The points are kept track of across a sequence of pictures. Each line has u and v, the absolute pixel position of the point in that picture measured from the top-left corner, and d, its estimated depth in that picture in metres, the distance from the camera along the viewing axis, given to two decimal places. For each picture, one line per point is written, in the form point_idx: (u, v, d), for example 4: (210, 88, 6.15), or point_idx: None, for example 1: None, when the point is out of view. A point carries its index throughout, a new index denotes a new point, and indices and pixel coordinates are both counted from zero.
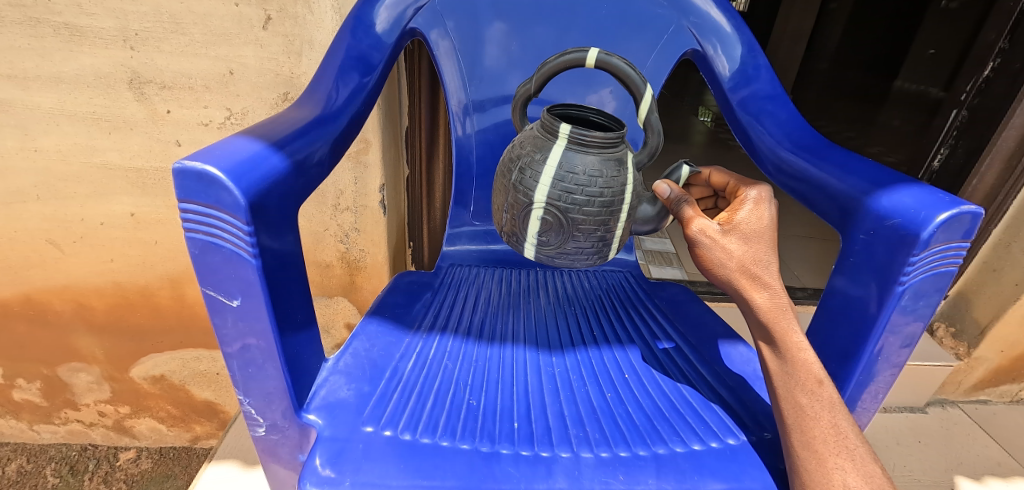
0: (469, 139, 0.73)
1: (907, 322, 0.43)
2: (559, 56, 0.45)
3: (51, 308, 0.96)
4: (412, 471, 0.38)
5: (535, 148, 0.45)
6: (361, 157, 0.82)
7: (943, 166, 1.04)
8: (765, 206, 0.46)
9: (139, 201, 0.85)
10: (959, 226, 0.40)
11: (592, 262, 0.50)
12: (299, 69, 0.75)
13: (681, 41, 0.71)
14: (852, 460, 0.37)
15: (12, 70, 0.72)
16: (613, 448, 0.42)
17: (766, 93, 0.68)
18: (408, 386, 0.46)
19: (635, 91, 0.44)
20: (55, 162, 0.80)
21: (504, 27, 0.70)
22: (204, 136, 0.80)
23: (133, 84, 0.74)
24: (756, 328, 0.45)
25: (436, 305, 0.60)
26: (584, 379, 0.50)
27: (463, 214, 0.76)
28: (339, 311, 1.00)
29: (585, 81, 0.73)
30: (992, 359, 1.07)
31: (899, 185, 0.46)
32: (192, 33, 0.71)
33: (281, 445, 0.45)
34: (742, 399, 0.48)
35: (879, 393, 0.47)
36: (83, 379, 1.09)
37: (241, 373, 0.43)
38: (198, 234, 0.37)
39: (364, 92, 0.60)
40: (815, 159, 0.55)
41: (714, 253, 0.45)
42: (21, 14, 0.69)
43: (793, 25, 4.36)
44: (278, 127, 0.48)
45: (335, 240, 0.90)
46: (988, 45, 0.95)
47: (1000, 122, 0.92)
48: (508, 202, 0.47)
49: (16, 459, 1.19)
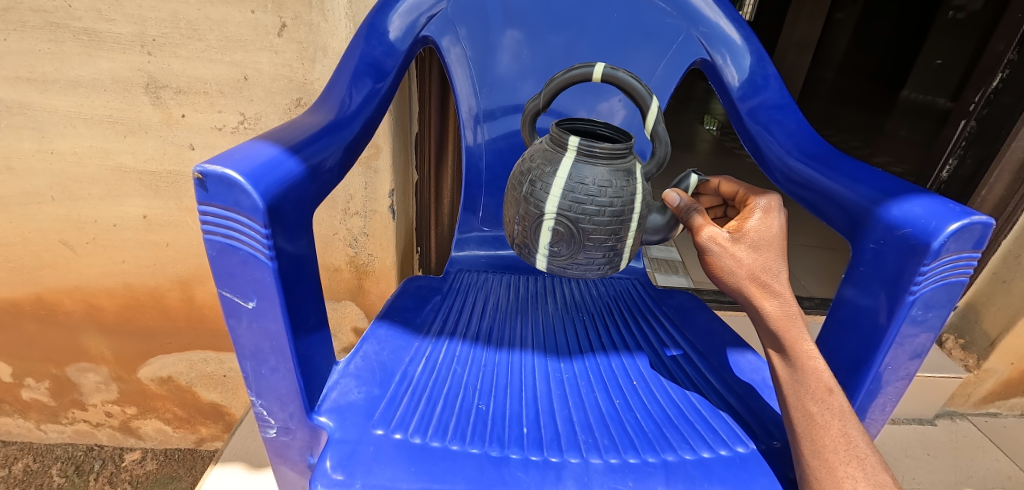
0: (479, 147, 0.74)
1: (917, 333, 0.43)
2: (566, 72, 0.45)
3: (62, 308, 0.97)
4: (422, 474, 0.38)
5: (545, 161, 0.45)
6: (371, 162, 0.82)
7: (952, 176, 1.03)
8: (775, 215, 0.47)
9: (152, 203, 0.86)
10: (971, 236, 0.40)
11: (603, 272, 0.50)
12: (313, 75, 0.76)
13: (690, 50, 0.72)
14: (863, 469, 0.37)
15: (32, 74, 0.74)
16: (622, 455, 0.42)
17: (775, 102, 0.68)
18: (418, 388, 0.47)
19: (642, 104, 0.44)
20: (70, 163, 0.81)
21: (517, 35, 0.71)
22: (218, 140, 0.81)
23: (150, 89, 0.76)
24: (766, 336, 0.45)
25: (445, 310, 0.60)
26: (592, 385, 0.51)
27: (472, 219, 0.77)
28: (346, 315, 1.00)
29: (594, 90, 0.74)
30: (1003, 371, 1.05)
31: (909, 195, 0.46)
32: (208, 39, 0.72)
33: (290, 447, 0.45)
34: (751, 407, 0.48)
35: (887, 406, 0.47)
36: (91, 380, 1.10)
37: (254, 374, 0.43)
38: (217, 236, 0.37)
39: (376, 98, 0.61)
40: (824, 169, 0.55)
41: (724, 261, 0.45)
42: (41, 19, 0.70)
43: (799, 33, 4.34)
44: (292, 133, 0.48)
45: (344, 244, 0.91)
46: (996, 56, 0.93)
47: (1009, 134, 0.92)
48: (519, 213, 0.47)
49: (22, 458, 1.20)
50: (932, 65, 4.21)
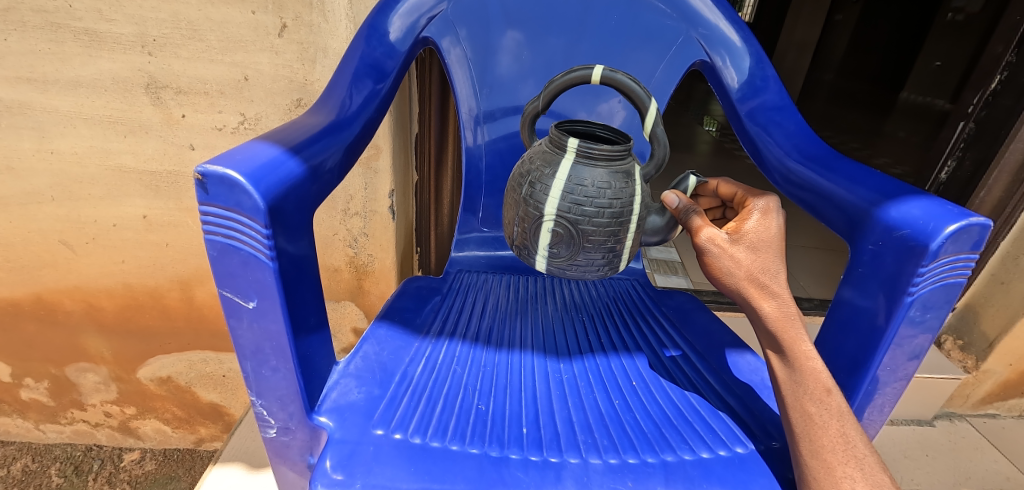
0: (479, 148, 0.74)
1: (915, 335, 0.43)
2: (565, 74, 0.45)
3: (62, 308, 0.97)
4: (422, 474, 0.38)
5: (545, 163, 0.46)
6: (371, 163, 0.83)
7: (951, 177, 1.03)
8: (773, 216, 0.47)
9: (152, 203, 0.86)
10: (968, 238, 0.40)
11: (602, 273, 0.50)
12: (313, 76, 0.76)
13: (690, 51, 0.72)
14: (861, 469, 0.37)
15: (33, 74, 0.74)
16: (622, 455, 0.42)
17: (774, 104, 0.68)
18: (418, 389, 0.47)
19: (640, 106, 0.44)
20: (70, 164, 0.81)
21: (517, 36, 0.71)
22: (218, 141, 0.81)
23: (150, 89, 0.76)
24: (765, 337, 0.45)
25: (444, 310, 0.60)
26: (591, 385, 0.51)
27: (472, 220, 0.77)
28: (346, 315, 1.00)
29: (594, 92, 0.74)
30: (1001, 373, 1.06)
31: (907, 196, 0.46)
32: (209, 39, 0.73)
33: (290, 447, 0.46)
34: (750, 408, 0.48)
35: (886, 406, 0.47)
36: (90, 379, 1.10)
37: (254, 374, 0.43)
38: (217, 236, 0.38)
39: (377, 99, 0.61)
40: (823, 170, 0.56)
41: (723, 262, 0.45)
42: (42, 19, 0.71)
43: (799, 35, 4.34)
44: (292, 133, 0.48)
45: (344, 244, 0.91)
46: (994, 58, 0.94)
47: (1007, 136, 0.92)
48: (519, 215, 0.48)
49: (21, 458, 1.20)
50: (931, 66, 4.21)
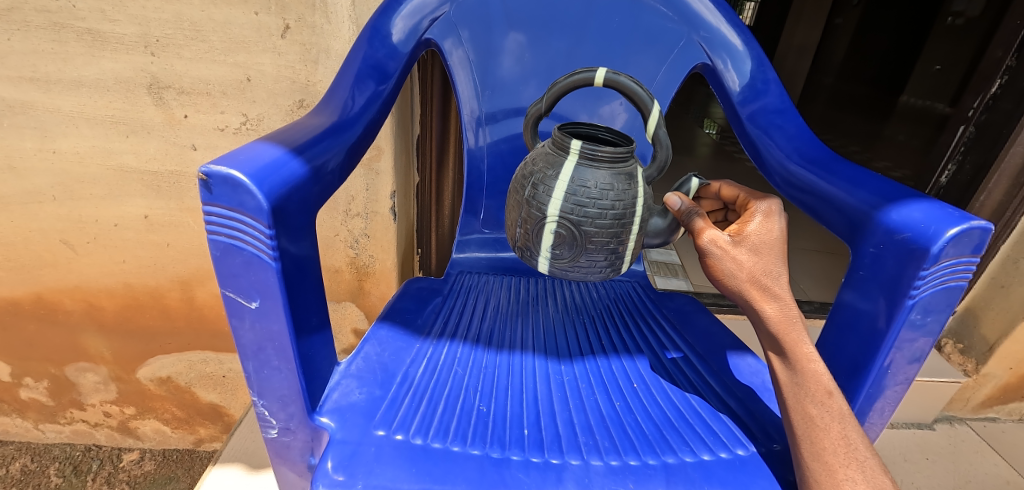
0: (481, 150, 0.74)
1: (916, 338, 0.43)
2: (569, 76, 0.46)
3: (62, 307, 0.97)
4: (423, 475, 0.38)
5: (547, 165, 0.46)
6: (373, 164, 0.83)
7: (951, 181, 1.03)
8: (775, 219, 0.47)
9: (153, 203, 0.86)
10: (968, 242, 0.40)
11: (605, 275, 0.50)
12: (315, 77, 0.76)
13: (691, 54, 0.72)
14: (863, 471, 0.37)
15: (35, 73, 0.74)
16: (622, 457, 0.42)
17: (775, 107, 0.68)
18: (419, 390, 0.47)
19: (644, 108, 0.44)
20: (72, 163, 0.81)
21: (520, 38, 0.71)
22: (220, 141, 0.81)
23: (152, 89, 0.76)
24: (766, 339, 0.45)
25: (445, 311, 0.60)
26: (592, 387, 0.51)
27: (473, 222, 0.77)
28: (347, 316, 1.00)
29: (596, 94, 0.74)
30: (1001, 376, 1.06)
31: (908, 199, 0.46)
32: (212, 40, 0.73)
33: (291, 447, 0.46)
34: (751, 411, 0.48)
35: (887, 409, 0.47)
36: (90, 379, 1.10)
37: (256, 374, 0.43)
38: (221, 236, 0.38)
39: (380, 99, 0.62)
40: (823, 173, 0.56)
41: (725, 264, 0.45)
42: (44, 19, 0.71)
43: (798, 39, 4.35)
44: (295, 134, 0.48)
45: (345, 245, 0.91)
46: (995, 62, 0.94)
47: (1007, 138, 0.92)
48: (522, 216, 0.48)
49: (20, 458, 1.20)
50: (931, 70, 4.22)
